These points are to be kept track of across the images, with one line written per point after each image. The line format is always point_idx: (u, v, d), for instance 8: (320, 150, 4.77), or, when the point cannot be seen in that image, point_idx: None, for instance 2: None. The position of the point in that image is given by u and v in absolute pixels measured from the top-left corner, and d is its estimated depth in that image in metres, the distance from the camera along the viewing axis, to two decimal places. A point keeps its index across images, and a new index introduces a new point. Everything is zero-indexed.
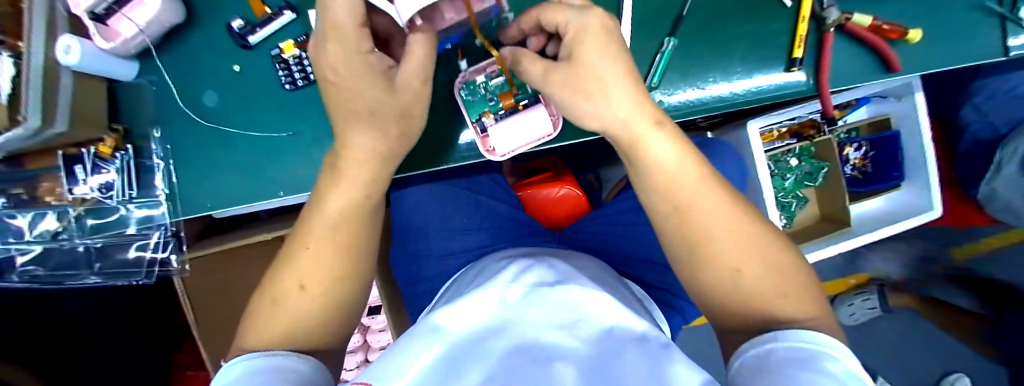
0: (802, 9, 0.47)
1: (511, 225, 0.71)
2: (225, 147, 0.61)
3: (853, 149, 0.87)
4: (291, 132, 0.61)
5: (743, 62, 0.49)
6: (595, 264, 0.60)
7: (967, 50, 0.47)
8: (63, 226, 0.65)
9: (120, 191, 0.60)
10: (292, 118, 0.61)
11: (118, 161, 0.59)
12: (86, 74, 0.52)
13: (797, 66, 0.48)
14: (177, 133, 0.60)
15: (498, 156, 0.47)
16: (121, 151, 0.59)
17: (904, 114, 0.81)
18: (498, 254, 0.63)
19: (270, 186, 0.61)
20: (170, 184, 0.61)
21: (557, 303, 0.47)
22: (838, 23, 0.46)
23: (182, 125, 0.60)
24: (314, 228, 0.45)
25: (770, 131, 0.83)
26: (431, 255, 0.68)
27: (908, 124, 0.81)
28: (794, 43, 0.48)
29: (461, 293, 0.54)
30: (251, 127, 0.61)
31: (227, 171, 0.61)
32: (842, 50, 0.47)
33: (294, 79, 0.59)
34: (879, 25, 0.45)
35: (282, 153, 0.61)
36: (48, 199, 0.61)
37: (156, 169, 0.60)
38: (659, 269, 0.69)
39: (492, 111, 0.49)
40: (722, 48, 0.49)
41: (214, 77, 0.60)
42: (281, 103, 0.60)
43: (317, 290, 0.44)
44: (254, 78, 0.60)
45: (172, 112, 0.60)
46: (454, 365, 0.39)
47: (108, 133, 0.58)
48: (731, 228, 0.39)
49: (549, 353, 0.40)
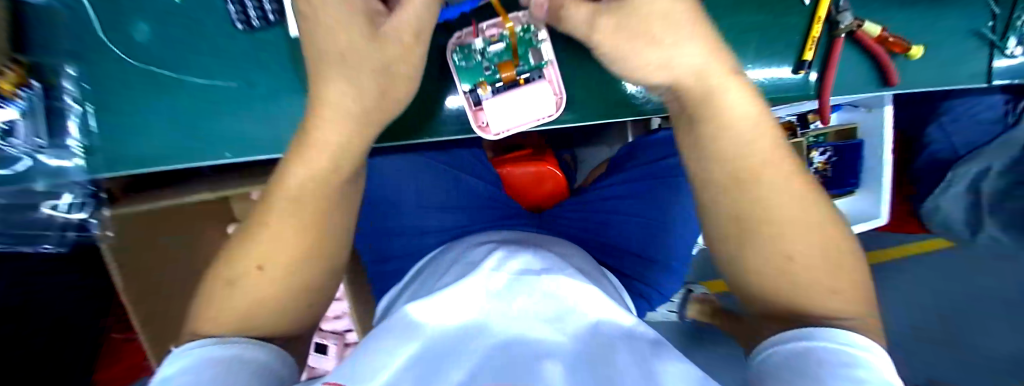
0: (820, 10, 0.49)
1: (490, 204, 0.68)
2: (161, 94, 0.52)
3: (818, 153, 0.88)
4: (244, 83, 0.52)
5: (756, 55, 0.52)
6: (581, 251, 0.59)
7: (958, 70, 0.52)
8: None
9: (25, 137, 0.50)
10: (245, 67, 0.52)
11: (22, 101, 0.49)
12: None
13: (805, 68, 0.51)
14: (101, 73, 0.51)
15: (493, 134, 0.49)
16: (26, 88, 0.48)
17: (870, 124, 0.85)
18: (482, 234, 0.59)
19: (214, 145, 0.53)
20: (88, 134, 0.51)
21: (544, 294, 0.45)
22: (850, 29, 0.48)
23: (107, 65, 0.51)
24: (274, 198, 0.39)
25: None
26: (403, 233, 0.63)
27: (872, 135, 0.85)
28: (805, 46, 0.50)
29: (441, 280, 0.51)
30: (194, 73, 0.52)
31: (164, 123, 0.52)
32: (849, 56, 0.51)
33: (248, 17, 0.50)
34: (886, 37, 0.49)
35: (231, 107, 0.52)
36: None
37: (71, 115, 0.51)
38: (640, 260, 0.66)
39: (489, 81, 0.49)
40: (741, 40, 0.51)
41: (148, 9, 0.51)
42: (230, 46, 0.52)
43: (277, 273, 0.38)
44: (199, 13, 0.51)
45: (94, 47, 0.51)
46: (430, 363, 0.37)
47: (8, 65, 0.47)
48: (792, 206, 0.34)
49: (531, 352, 0.39)
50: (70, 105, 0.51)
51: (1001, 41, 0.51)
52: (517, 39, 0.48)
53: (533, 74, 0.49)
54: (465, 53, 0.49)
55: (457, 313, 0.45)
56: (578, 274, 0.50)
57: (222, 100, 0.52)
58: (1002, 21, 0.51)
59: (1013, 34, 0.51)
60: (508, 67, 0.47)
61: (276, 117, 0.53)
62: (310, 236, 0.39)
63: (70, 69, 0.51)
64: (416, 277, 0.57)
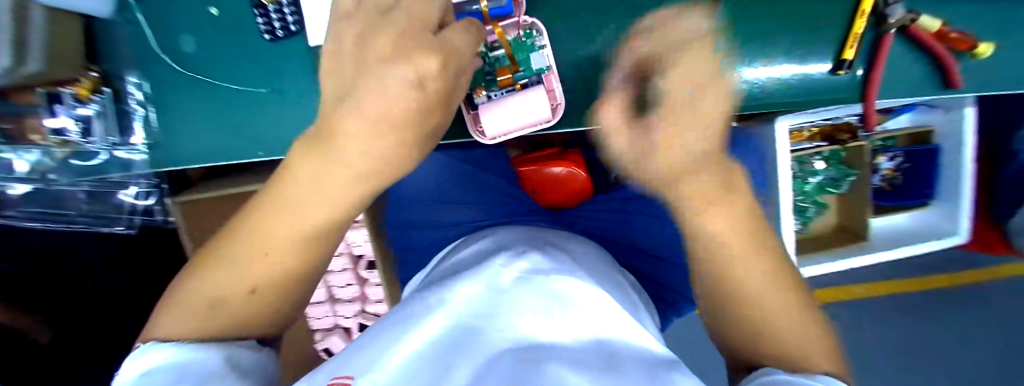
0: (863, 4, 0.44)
1: (506, 201, 0.68)
2: (197, 97, 0.50)
3: (886, 159, 0.77)
4: (269, 89, 0.50)
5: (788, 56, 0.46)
6: (586, 242, 0.60)
7: None
8: (53, 166, 0.53)
9: (100, 138, 0.49)
10: (270, 71, 0.50)
11: (97, 106, 0.48)
12: (55, 8, 0.42)
13: (844, 68, 0.45)
14: (156, 76, 0.50)
15: (487, 140, 0.41)
16: (100, 94, 0.48)
17: (950, 128, 0.70)
18: (506, 229, 0.59)
19: (247, 146, 0.51)
20: (151, 130, 0.50)
21: (552, 294, 0.46)
22: (902, 24, 0.42)
23: (160, 66, 0.50)
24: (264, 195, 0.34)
25: (801, 131, 0.73)
26: (421, 227, 0.67)
27: (953, 140, 0.70)
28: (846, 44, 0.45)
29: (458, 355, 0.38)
30: (231, 78, 0.50)
31: (190, 126, 0.51)
32: (903, 57, 0.46)
33: (273, 28, 0.48)
34: (948, 32, 0.43)
35: (257, 111, 0.50)
36: (30, 138, 0.48)
37: (135, 115, 0.50)
38: (655, 261, 0.66)
39: (486, 87, 0.41)
40: (767, 36, 0.46)
41: (190, 18, 0.49)
42: (258, 53, 0.49)
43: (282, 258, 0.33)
44: (235, 26, 0.49)
45: (146, 52, 0.50)
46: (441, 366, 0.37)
47: (83, 75, 0.47)
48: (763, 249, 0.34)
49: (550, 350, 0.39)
50: (136, 107, 0.50)
51: None
52: (517, 46, 0.41)
53: (531, 80, 0.41)
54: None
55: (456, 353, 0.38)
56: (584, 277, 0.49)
57: (253, 104, 0.50)
58: None
59: None
60: (506, 72, 0.40)
61: (303, 118, 0.50)
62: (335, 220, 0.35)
63: (133, 77, 0.50)
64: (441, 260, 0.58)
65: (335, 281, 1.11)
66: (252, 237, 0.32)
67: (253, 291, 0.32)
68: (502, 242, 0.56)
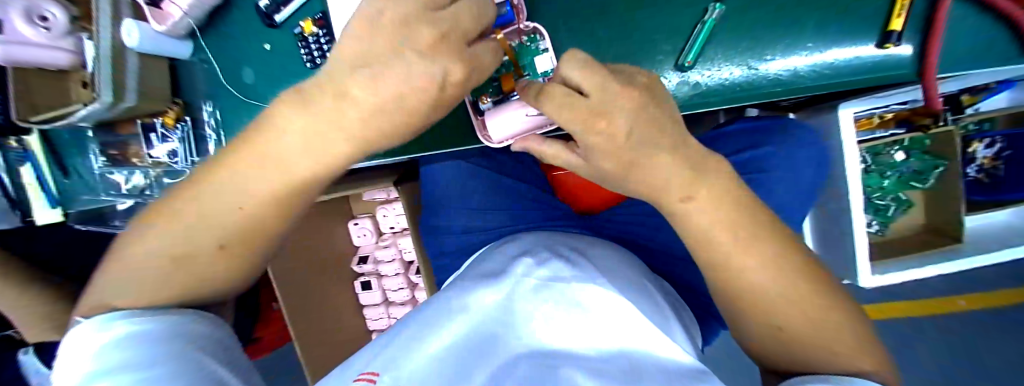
0: None
1: (534, 206, 0.69)
2: None
3: (981, 146, 0.69)
4: None
5: (815, 37, 0.50)
6: (618, 247, 0.59)
7: None
8: (148, 184, 0.64)
9: (183, 157, 0.58)
10: None
11: (180, 132, 0.58)
12: (151, 54, 0.53)
13: (892, 40, 0.48)
14: (225, 104, 0.58)
15: (494, 143, 0.44)
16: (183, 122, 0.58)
17: None
18: (533, 236, 0.60)
19: None
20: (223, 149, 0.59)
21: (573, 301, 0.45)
22: None
23: (226, 98, 0.58)
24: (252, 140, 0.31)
25: (868, 118, 0.64)
26: (452, 232, 0.70)
27: None
28: (892, 16, 0.48)
29: (478, 359, 0.39)
30: None
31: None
32: (966, 21, 0.48)
33: (313, 57, 0.55)
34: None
35: None
36: (133, 160, 0.62)
37: (209, 138, 0.59)
38: (688, 266, 0.61)
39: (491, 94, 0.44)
40: (798, 21, 0.50)
41: (248, 54, 0.57)
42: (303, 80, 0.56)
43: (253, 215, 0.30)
44: (285, 57, 0.56)
45: (216, 85, 0.58)
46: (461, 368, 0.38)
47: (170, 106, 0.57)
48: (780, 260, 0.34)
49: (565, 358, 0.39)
50: (209, 132, 0.59)
51: None
52: (521, 51, 0.44)
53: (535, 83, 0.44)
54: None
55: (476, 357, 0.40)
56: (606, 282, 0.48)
57: None
58: None
59: None
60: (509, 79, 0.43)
61: None
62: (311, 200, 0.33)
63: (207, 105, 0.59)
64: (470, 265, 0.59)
65: (389, 285, 1.21)
66: (214, 201, 0.30)
67: (218, 251, 0.29)
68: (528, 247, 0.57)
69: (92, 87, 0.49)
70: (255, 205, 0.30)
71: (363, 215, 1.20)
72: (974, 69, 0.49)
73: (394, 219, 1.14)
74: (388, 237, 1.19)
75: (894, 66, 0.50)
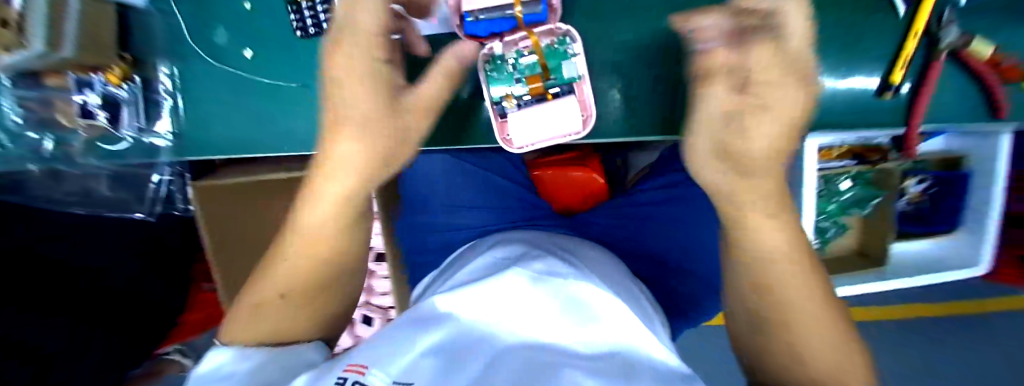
0: (917, 22, 0.40)
1: (519, 204, 0.66)
2: (234, 92, 0.53)
3: (914, 182, 0.78)
4: (300, 84, 0.51)
5: (831, 62, 0.45)
6: (606, 249, 0.59)
7: None
8: (78, 150, 0.56)
9: (129, 122, 0.52)
10: (301, 68, 0.51)
11: (127, 92, 0.52)
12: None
13: (890, 92, 0.44)
14: (190, 69, 0.53)
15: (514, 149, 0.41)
16: (130, 82, 0.52)
17: (983, 156, 0.67)
18: (521, 232, 0.59)
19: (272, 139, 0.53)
20: (179, 118, 0.55)
21: (567, 298, 0.45)
22: (954, 47, 0.40)
23: (189, 55, 0.53)
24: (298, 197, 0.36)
25: (828, 149, 0.70)
26: (435, 228, 0.66)
27: (984, 164, 0.67)
28: (895, 65, 0.42)
29: (472, 357, 0.38)
30: (262, 74, 0.52)
31: (219, 117, 0.54)
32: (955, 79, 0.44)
33: (305, 24, 0.48)
34: (1001, 61, 0.41)
35: (284, 104, 0.52)
36: (63, 121, 0.53)
37: (166, 104, 0.54)
38: (672, 277, 0.63)
39: (514, 94, 0.41)
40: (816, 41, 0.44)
41: (225, 15, 0.51)
42: (291, 49, 0.51)
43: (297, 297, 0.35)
44: (269, 20, 0.50)
45: (182, 47, 0.52)
46: (456, 364, 0.37)
47: (116, 61, 0.49)
48: None
49: (560, 354, 0.39)
50: (163, 95, 0.54)
51: None
52: (548, 53, 0.40)
53: (563, 89, 0.41)
54: (497, 64, 0.41)
55: (469, 353, 0.39)
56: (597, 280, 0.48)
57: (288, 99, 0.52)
58: None
59: None
60: (536, 80, 0.40)
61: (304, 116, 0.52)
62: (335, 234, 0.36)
63: (165, 67, 0.53)
64: (458, 261, 0.58)
65: None
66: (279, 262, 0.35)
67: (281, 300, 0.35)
68: (518, 242, 0.55)
69: (11, 29, 0.40)
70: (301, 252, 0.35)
71: None
72: (955, 126, 0.45)
73: None
74: None
75: (876, 116, 0.46)
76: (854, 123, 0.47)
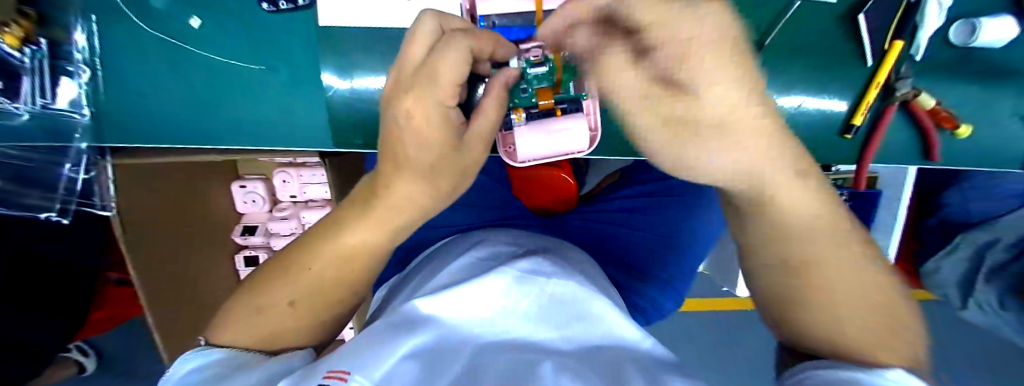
0: (879, 75, 0.47)
1: (498, 205, 0.67)
2: (176, 64, 0.51)
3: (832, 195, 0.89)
4: (263, 66, 0.51)
5: (806, 89, 0.50)
6: (585, 255, 0.55)
7: (1001, 156, 0.51)
8: None
9: (28, 96, 0.49)
10: (263, 46, 0.50)
11: (26, 58, 0.48)
12: None
13: (851, 132, 0.50)
14: (117, 37, 0.50)
15: (519, 163, 0.43)
16: (32, 45, 0.48)
17: (892, 175, 0.81)
18: (500, 232, 0.55)
19: (218, 120, 0.52)
20: (96, 97, 0.52)
21: (556, 297, 0.40)
22: (905, 97, 0.47)
23: (117, 24, 0.50)
24: (351, 217, 0.36)
25: None
26: None
27: (894, 187, 0.81)
28: (857, 110, 0.49)
29: (453, 361, 0.32)
30: (213, 49, 0.50)
31: (158, 93, 0.51)
32: (900, 128, 0.50)
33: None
34: (939, 110, 0.48)
35: (241, 85, 0.51)
36: None
37: (78, 74, 0.50)
38: (637, 277, 0.65)
39: (523, 107, 0.43)
40: (794, 75, 0.50)
41: None
42: (250, 24, 0.50)
43: (306, 310, 0.35)
44: None
45: (112, 9, 0.49)
46: (435, 369, 0.31)
47: (15, 21, 0.46)
48: None
49: (547, 352, 0.34)
50: (77, 66, 0.50)
51: None
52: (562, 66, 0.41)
53: (569, 104, 0.44)
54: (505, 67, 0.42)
55: (448, 356, 0.32)
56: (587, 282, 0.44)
57: (246, 81, 0.51)
58: None
59: None
60: (547, 96, 0.42)
61: (281, 103, 0.52)
62: (359, 263, 0.36)
63: (80, 30, 0.50)
64: (431, 262, 0.52)
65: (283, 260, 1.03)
66: (294, 277, 0.35)
67: (288, 306, 0.34)
68: (499, 242, 0.51)
69: None
70: (320, 267, 0.35)
71: (254, 177, 1.00)
72: (898, 166, 0.52)
73: (298, 187, 0.98)
74: (287, 207, 1.01)
75: (835, 152, 0.52)
76: (812, 148, 0.52)
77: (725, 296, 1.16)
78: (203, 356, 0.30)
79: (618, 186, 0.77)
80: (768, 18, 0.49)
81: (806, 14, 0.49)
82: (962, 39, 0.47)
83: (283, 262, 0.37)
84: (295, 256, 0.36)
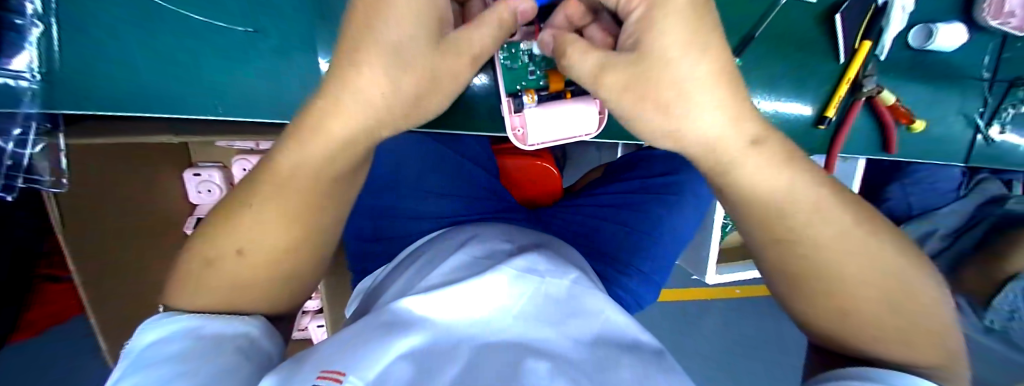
0: (848, 72, 0.52)
1: (485, 195, 0.64)
2: (152, 24, 0.50)
3: None
4: (252, 30, 0.51)
5: (784, 84, 0.54)
6: (574, 251, 0.54)
7: (944, 149, 0.60)
8: None
9: None
10: (252, 10, 0.51)
11: None
12: None
13: (824, 123, 0.55)
14: None
15: (529, 145, 0.49)
16: None
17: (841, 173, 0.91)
18: (492, 226, 0.54)
19: (202, 83, 0.52)
20: (50, 56, 0.48)
21: (550, 295, 0.37)
22: (871, 94, 0.53)
23: None
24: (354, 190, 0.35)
25: None
26: (393, 215, 0.60)
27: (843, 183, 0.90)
28: (829, 104, 0.54)
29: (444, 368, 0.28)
30: (197, 10, 0.50)
31: (133, 54, 0.50)
32: (863, 123, 0.56)
33: None
34: (897, 106, 0.54)
35: (229, 49, 0.52)
36: None
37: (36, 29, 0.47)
38: (622, 269, 0.65)
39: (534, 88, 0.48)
40: (775, 69, 0.54)
41: None
42: None
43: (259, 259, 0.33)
44: None
45: None
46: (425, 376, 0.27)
47: None
48: None
49: (544, 351, 0.31)
50: (30, 20, 0.46)
51: (984, 128, 0.59)
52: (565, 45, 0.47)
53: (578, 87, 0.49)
54: (512, 53, 0.47)
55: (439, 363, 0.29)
56: (583, 280, 0.42)
57: (234, 45, 0.51)
58: (991, 109, 0.58)
59: (997, 121, 0.59)
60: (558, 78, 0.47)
61: (273, 70, 0.53)
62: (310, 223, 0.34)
63: None
64: (420, 257, 0.50)
65: None
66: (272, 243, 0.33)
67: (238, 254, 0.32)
68: (489, 242, 0.48)
69: None
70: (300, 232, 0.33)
71: (209, 165, 0.92)
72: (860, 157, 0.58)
73: None
74: None
75: (807, 142, 0.57)
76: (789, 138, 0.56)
77: (694, 286, 1.22)
78: (171, 323, 0.30)
79: (597, 183, 0.78)
80: (754, 16, 0.52)
81: (788, 13, 0.53)
82: (919, 41, 0.54)
83: (250, 239, 0.33)
84: (265, 229, 0.33)
